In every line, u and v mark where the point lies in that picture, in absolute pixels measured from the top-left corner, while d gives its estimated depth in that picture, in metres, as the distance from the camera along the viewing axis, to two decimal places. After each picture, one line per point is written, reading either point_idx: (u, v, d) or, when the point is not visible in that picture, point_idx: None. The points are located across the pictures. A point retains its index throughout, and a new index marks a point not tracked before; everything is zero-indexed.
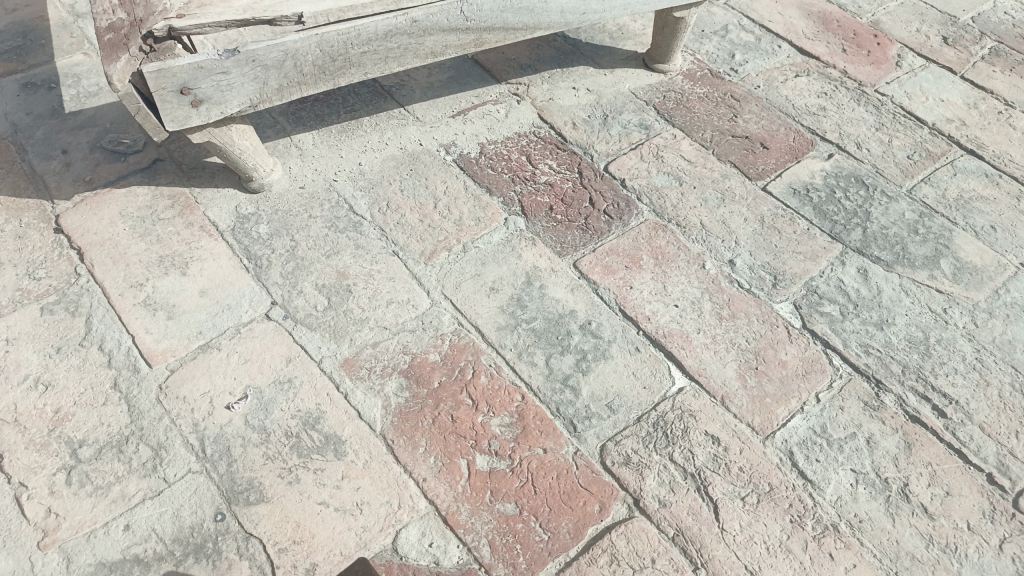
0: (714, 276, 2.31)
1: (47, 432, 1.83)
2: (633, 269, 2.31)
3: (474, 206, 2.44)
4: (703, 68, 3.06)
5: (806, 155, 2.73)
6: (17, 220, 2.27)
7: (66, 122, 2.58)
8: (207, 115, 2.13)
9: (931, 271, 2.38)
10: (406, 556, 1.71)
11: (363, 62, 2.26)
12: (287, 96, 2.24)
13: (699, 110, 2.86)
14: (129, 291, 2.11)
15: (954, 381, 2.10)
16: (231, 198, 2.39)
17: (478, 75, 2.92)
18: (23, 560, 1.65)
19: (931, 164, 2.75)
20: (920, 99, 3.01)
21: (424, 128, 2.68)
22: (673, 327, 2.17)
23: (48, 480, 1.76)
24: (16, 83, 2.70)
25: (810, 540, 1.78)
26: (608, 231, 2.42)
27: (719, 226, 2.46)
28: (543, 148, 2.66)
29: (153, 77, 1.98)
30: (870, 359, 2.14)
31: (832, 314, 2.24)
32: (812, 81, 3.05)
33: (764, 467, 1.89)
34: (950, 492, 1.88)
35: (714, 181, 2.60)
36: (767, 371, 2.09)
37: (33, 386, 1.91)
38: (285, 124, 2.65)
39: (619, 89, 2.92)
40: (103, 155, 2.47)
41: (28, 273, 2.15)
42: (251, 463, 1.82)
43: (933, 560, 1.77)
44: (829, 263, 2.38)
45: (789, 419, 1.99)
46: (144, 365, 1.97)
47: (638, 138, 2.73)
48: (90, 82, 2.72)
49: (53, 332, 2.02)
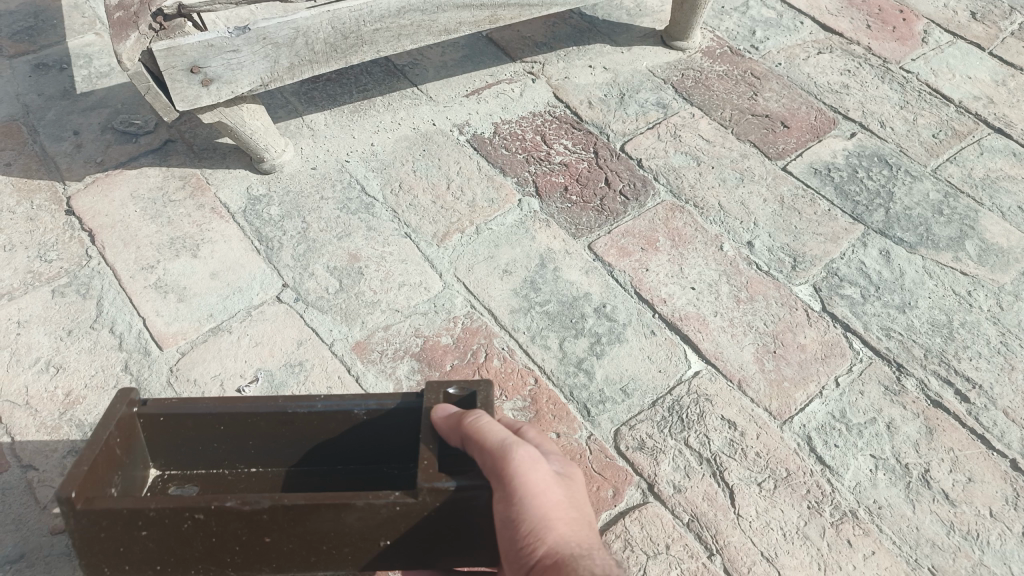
0: (731, 258, 2.26)
1: (59, 415, 1.82)
2: (649, 251, 2.27)
3: (487, 187, 2.40)
4: (723, 45, 2.99)
5: (828, 134, 2.67)
6: (29, 202, 2.26)
7: (77, 103, 2.56)
8: (217, 95, 2.10)
9: (955, 253, 2.32)
10: None
11: (375, 39, 2.23)
12: (298, 76, 2.21)
13: (718, 87, 2.80)
14: (140, 274, 2.10)
15: (978, 365, 2.05)
16: (243, 179, 2.37)
17: (493, 54, 2.88)
18: (35, 543, 1.63)
19: (957, 143, 2.67)
20: (946, 76, 2.93)
21: (437, 107, 2.65)
22: (689, 310, 2.13)
23: (59, 463, 1.74)
24: (28, 64, 2.69)
25: (828, 527, 1.74)
26: (623, 211, 2.37)
27: (737, 207, 2.41)
28: (557, 128, 2.62)
29: (162, 55, 1.96)
30: (892, 342, 2.09)
31: (854, 297, 2.19)
32: (835, 58, 2.97)
33: (782, 453, 1.86)
34: (973, 479, 1.84)
35: (732, 160, 2.55)
36: (786, 355, 2.04)
37: (44, 369, 1.90)
38: (297, 105, 2.62)
39: (636, 67, 2.86)
40: (114, 137, 2.46)
41: (40, 255, 2.14)
42: None
43: (955, 547, 1.73)
44: (850, 244, 2.33)
45: (807, 403, 1.95)
46: (154, 348, 1.96)
47: (655, 117, 2.68)
48: (101, 63, 2.70)
49: (65, 315, 2.01)
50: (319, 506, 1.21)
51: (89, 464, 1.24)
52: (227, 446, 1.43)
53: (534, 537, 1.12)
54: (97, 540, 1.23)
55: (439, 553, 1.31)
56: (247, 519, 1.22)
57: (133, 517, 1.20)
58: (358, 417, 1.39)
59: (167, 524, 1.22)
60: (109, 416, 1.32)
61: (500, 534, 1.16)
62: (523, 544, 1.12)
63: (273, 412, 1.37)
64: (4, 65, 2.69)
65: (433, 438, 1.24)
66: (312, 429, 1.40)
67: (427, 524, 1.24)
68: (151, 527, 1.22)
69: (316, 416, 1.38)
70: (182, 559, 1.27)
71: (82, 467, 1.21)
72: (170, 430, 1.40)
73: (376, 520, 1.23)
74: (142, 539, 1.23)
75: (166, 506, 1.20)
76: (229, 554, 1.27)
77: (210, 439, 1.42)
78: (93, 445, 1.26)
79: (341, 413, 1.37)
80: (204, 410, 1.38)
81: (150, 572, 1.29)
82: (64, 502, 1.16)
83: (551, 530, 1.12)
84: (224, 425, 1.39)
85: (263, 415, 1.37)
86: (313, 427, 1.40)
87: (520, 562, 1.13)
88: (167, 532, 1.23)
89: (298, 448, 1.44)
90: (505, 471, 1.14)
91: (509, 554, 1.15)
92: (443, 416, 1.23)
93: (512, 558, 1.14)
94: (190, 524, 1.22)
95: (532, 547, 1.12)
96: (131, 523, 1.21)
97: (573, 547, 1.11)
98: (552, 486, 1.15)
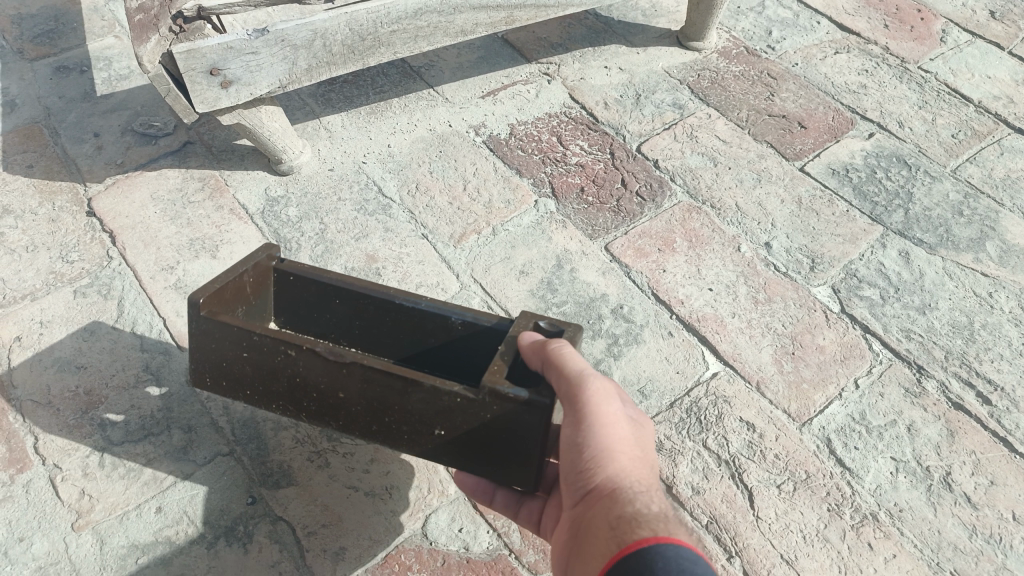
0: (749, 259, 2.25)
1: (80, 415, 1.83)
2: (666, 251, 2.26)
3: (504, 188, 2.41)
4: (739, 46, 2.98)
5: (845, 134, 2.66)
6: (51, 203, 2.28)
7: (97, 105, 2.59)
8: (236, 97, 2.11)
9: (976, 254, 2.31)
10: (436, 541, 1.68)
11: (392, 41, 2.24)
12: (316, 77, 2.22)
13: (734, 88, 2.79)
14: (160, 275, 2.12)
15: (999, 367, 2.04)
16: (261, 180, 2.38)
17: (508, 55, 2.88)
18: (58, 541, 1.64)
19: (977, 144, 2.65)
20: (965, 76, 2.91)
21: (453, 109, 2.65)
22: (707, 311, 2.12)
23: (81, 462, 1.75)
24: (49, 67, 2.71)
25: (849, 530, 1.72)
26: (640, 212, 2.37)
27: (755, 208, 2.40)
28: (574, 128, 2.61)
29: (182, 58, 1.98)
30: (911, 344, 2.08)
31: (873, 298, 2.18)
32: (852, 58, 2.96)
33: (802, 455, 1.84)
34: (995, 482, 1.82)
35: (750, 161, 2.54)
36: (805, 356, 2.03)
37: (66, 368, 1.91)
38: (314, 106, 2.63)
39: (652, 67, 2.86)
40: (134, 139, 2.48)
41: (61, 256, 2.15)
42: (280, 445, 1.80)
43: (977, 551, 1.71)
44: (869, 245, 2.31)
45: (827, 405, 1.94)
46: (174, 348, 1.97)
47: (672, 118, 2.67)
48: (121, 65, 2.72)
49: (86, 315, 2.02)
50: (385, 370, 1.40)
51: (226, 286, 1.53)
52: (337, 322, 1.64)
53: (594, 458, 1.21)
54: (212, 348, 1.52)
55: (479, 460, 1.43)
56: (328, 369, 1.43)
57: (241, 336, 1.48)
58: (454, 326, 1.55)
59: (265, 352, 1.47)
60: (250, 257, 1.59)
61: (564, 455, 1.27)
62: (584, 465, 1.22)
63: (383, 301, 1.57)
64: (25, 68, 2.71)
65: (515, 352, 1.40)
66: (411, 327, 1.58)
67: (484, 423, 1.38)
68: (253, 351, 1.48)
69: (417, 314, 1.55)
70: (268, 390, 1.52)
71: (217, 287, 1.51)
72: (295, 292, 1.65)
73: (435, 404, 1.39)
74: (242, 359, 1.50)
75: (268, 335, 1.45)
76: (304, 397, 1.49)
77: (327, 309, 1.64)
78: (230, 272, 1.55)
79: (441, 317, 1.54)
80: (326, 282, 1.61)
81: (242, 393, 1.55)
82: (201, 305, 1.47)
83: (612, 456, 1.21)
84: (341, 299, 1.61)
85: (375, 301, 1.57)
86: (412, 324, 1.58)
87: (579, 481, 1.22)
88: (263, 358, 1.48)
89: (395, 344, 1.61)
90: (566, 385, 1.26)
91: (569, 474, 1.25)
92: (529, 341, 1.37)
93: (571, 478, 1.24)
94: (282, 358, 1.47)
95: (591, 468, 1.21)
96: (238, 341, 1.48)
97: (629, 475, 1.19)
98: (619, 421, 1.25)
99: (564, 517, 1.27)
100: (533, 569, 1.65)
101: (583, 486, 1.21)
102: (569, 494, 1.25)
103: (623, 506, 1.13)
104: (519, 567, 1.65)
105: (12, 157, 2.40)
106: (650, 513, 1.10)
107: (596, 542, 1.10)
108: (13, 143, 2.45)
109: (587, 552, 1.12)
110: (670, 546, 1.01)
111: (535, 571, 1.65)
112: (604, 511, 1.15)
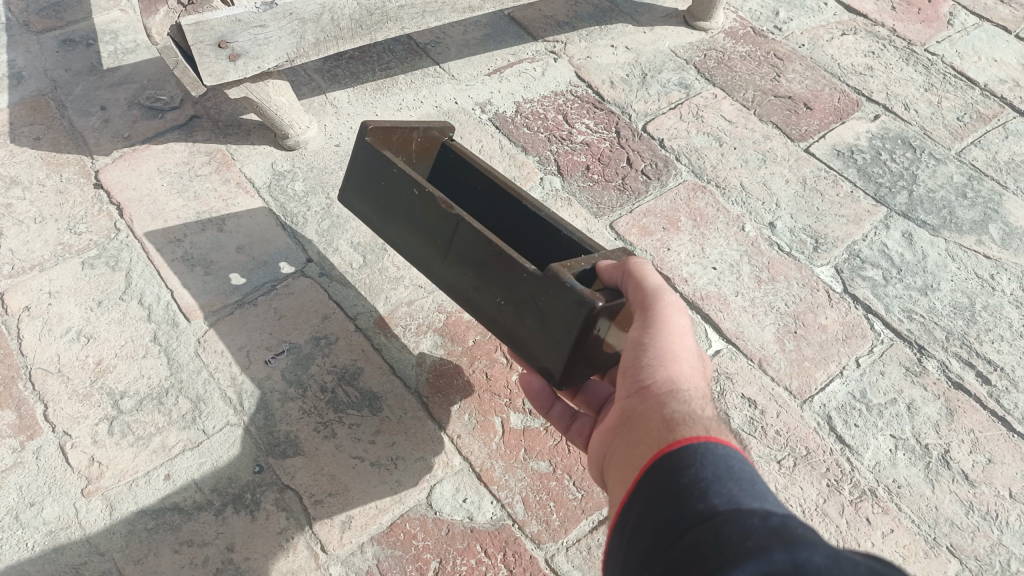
0: (753, 239, 2.27)
1: (89, 383, 1.85)
2: (671, 230, 2.27)
3: (509, 165, 2.41)
4: (745, 26, 2.97)
5: (851, 116, 2.66)
6: (58, 175, 2.29)
7: (103, 78, 2.59)
8: (244, 71, 2.11)
9: (979, 236, 2.32)
10: (440, 511, 1.71)
11: (400, 16, 2.26)
12: (324, 51, 2.23)
13: (740, 68, 2.79)
14: (167, 247, 2.13)
15: (1000, 348, 2.06)
16: (267, 155, 2.39)
17: (515, 33, 2.88)
18: (68, 506, 1.67)
19: (982, 127, 2.66)
20: (972, 59, 2.91)
21: (459, 86, 2.65)
22: (710, 289, 2.13)
23: (91, 430, 1.77)
24: (55, 39, 2.71)
25: (847, 505, 1.75)
26: (645, 191, 2.38)
27: (759, 188, 2.41)
28: (579, 107, 2.62)
29: (190, 30, 1.97)
30: (913, 324, 2.10)
31: (875, 279, 2.19)
32: (859, 39, 2.95)
33: (802, 431, 1.87)
34: (993, 460, 1.85)
35: (755, 141, 2.54)
36: (807, 335, 2.05)
37: (75, 338, 1.92)
38: (320, 82, 2.63)
39: (658, 47, 2.86)
40: (141, 112, 2.48)
41: (69, 227, 2.16)
42: (287, 416, 1.82)
43: (974, 527, 1.74)
44: (873, 226, 2.32)
45: (827, 383, 1.96)
46: (182, 319, 1.98)
47: (677, 97, 2.67)
48: (128, 39, 2.73)
49: (94, 286, 2.03)
50: (479, 230, 1.51)
51: (396, 129, 1.71)
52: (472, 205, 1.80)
53: (657, 360, 1.20)
54: (360, 168, 1.72)
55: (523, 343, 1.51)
56: (437, 216, 1.58)
57: (384, 163, 1.66)
58: (562, 241, 1.62)
59: (398, 185, 1.65)
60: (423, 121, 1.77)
61: (624, 354, 1.26)
62: (646, 364, 1.21)
63: (515, 198, 1.69)
64: (32, 40, 2.71)
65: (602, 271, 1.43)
66: (531, 229, 1.69)
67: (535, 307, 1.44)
68: (388, 183, 1.66)
69: (539, 220, 1.66)
70: (386, 220, 1.71)
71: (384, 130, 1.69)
72: (451, 168, 1.82)
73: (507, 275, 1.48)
74: (378, 185, 1.69)
75: (405, 171, 1.62)
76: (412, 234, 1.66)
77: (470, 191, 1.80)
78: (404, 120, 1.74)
79: (554, 228, 1.63)
80: (478, 168, 1.76)
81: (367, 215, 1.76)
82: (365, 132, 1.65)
83: (674, 362, 1.20)
84: (484, 185, 1.76)
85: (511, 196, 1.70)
86: (532, 227, 1.69)
87: (635, 378, 1.21)
88: (394, 191, 1.66)
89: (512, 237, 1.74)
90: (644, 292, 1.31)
91: (624, 371, 1.24)
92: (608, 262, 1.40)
93: (627, 375, 1.23)
94: (409, 195, 1.63)
95: (652, 368, 1.20)
96: (381, 171, 1.67)
97: (688, 383, 1.18)
98: (686, 336, 1.25)
99: (611, 416, 1.25)
100: (536, 539, 1.68)
101: (639, 382, 1.20)
102: (622, 391, 1.23)
103: (679, 408, 1.12)
104: (522, 537, 1.68)
105: (20, 129, 2.40)
106: (705, 417, 1.08)
107: (648, 433, 1.09)
108: (21, 115, 2.45)
109: (636, 443, 1.10)
110: (720, 448, 0.99)
111: (538, 541, 1.67)
112: (659, 408, 1.13)
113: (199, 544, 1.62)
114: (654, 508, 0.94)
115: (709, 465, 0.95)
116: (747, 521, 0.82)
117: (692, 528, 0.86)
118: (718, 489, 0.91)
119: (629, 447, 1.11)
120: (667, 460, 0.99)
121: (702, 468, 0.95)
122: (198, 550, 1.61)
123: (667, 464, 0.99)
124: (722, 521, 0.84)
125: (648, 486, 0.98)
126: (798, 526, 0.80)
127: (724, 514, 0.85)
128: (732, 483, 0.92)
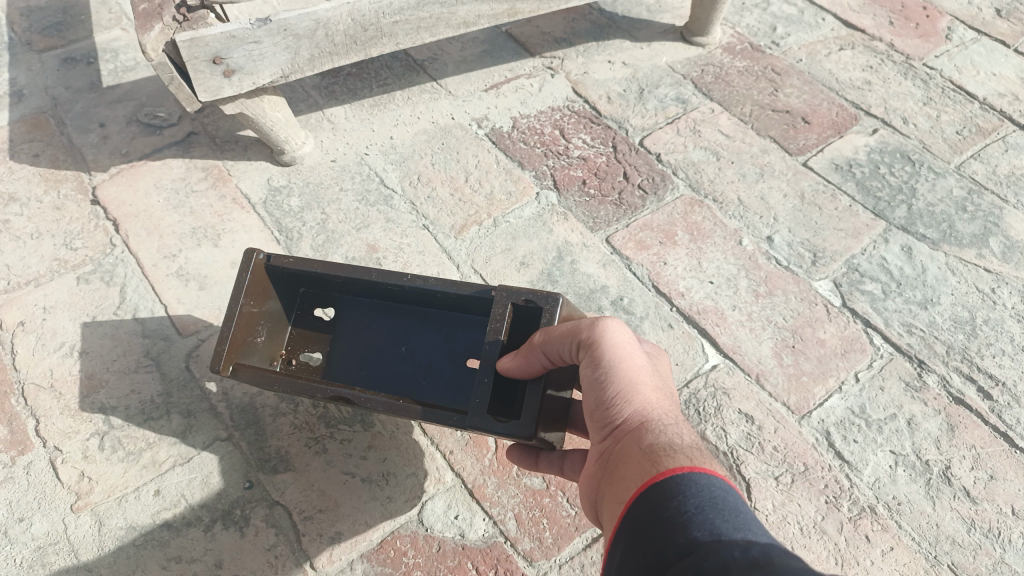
0: (750, 253, 2.25)
1: (81, 398, 1.83)
2: (667, 244, 2.26)
3: (505, 180, 2.41)
4: (743, 42, 2.97)
5: (849, 130, 2.65)
6: (56, 191, 2.29)
7: (103, 95, 2.60)
8: (239, 86, 2.12)
9: (979, 249, 2.30)
10: (432, 528, 1.68)
11: (394, 32, 2.27)
12: (318, 67, 2.23)
13: (738, 83, 2.79)
14: (162, 262, 2.12)
15: (1001, 362, 2.03)
16: (263, 171, 2.39)
17: (512, 49, 2.89)
18: (57, 522, 1.65)
19: (982, 140, 2.64)
20: (971, 73, 2.90)
21: (456, 102, 2.65)
22: (707, 303, 2.12)
23: (82, 445, 1.76)
24: (56, 58, 2.73)
25: (846, 522, 1.71)
26: (641, 205, 2.37)
27: (757, 202, 2.39)
28: (576, 122, 2.61)
29: (185, 47, 1.98)
30: (912, 338, 2.07)
31: (875, 292, 2.17)
32: (857, 54, 2.95)
33: (800, 447, 1.84)
34: (995, 477, 1.82)
35: (752, 156, 2.53)
36: (805, 350, 2.03)
37: (68, 353, 1.91)
38: (318, 98, 2.63)
39: (655, 62, 2.86)
40: (139, 129, 2.49)
41: (65, 243, 2.16)
42: (278, 431, 1.80)
43: (975, 545, 1.70)
44: (872, 240, 2.30)
45: (826, 398, 1.93)
46: (175, 335, 1.97)
47: (674, 112, 2.67)
48: (127, 57, 2.74)
49: (88, 301, 2.03)
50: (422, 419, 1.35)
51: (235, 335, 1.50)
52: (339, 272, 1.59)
53: (619, 395, 1.17)
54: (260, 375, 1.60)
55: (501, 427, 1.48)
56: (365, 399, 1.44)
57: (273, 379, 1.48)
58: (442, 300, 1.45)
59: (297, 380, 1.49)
60: (239, 284, 1.51)
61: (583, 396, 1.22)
62: (610, 402, 1.18)
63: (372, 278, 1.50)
64: (33, 59, 2.73)
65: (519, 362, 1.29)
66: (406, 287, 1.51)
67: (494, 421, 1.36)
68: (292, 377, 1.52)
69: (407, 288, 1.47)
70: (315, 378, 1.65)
71: (226, 342, 1.48)
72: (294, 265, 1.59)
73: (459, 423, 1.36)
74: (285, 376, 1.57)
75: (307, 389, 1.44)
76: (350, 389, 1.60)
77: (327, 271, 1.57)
78: (229, 324, 1.50)
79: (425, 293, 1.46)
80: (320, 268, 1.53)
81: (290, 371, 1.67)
82: (219, 371, 1.47)
83: (635, 393, 1.17)
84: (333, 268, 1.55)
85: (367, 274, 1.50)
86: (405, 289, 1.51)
87: (605, 416, 1.18)
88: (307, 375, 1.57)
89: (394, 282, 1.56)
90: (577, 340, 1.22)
91: (589, 413, 1.21)
92: (511, 362, 1.30)
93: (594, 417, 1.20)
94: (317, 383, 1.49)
95: (617, 405, 1.17)
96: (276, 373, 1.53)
97: (657, 410, 1.16)
98: (636, 360, 1.22)
99: (592, 457, 1.22)
100: (529, 557, 1.65)
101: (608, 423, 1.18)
102: (595, 432, 1.20)
103: (655, 439, 1.09)
104: (515, 555, 1.65)
105: (20, 146, 2.41)
106: (682, 444, 1.06)
107: (627, 471, 1.06)
108: (20, 132, 2.46)
109: (619, 480, 1.07)
110: (702, 476, 0.96)
111: (530, 559, 1.65)
112: (634, 443, 1.11)
113: (187, 561, 1.60)
114: (638, 545, 0.91)
115: (692, 496, 0.93)
116: (728, 553, 0.79)
117: (675, 562, 0.84)
118: (700, 520, 0.88)
119: (612, 486, 1.09)
120: (650, 494, 0.97)
121: (685, 500, 0.92)
122: (186, 567, 1.59)
123: (650, 498, 0.96)
124: (702, 556, 0.81)
125: (634, 520, 0.95)
126: (779, 555, 0.77)
127: (706, 547, 0.82)
128: (714, 512, 0.89)
